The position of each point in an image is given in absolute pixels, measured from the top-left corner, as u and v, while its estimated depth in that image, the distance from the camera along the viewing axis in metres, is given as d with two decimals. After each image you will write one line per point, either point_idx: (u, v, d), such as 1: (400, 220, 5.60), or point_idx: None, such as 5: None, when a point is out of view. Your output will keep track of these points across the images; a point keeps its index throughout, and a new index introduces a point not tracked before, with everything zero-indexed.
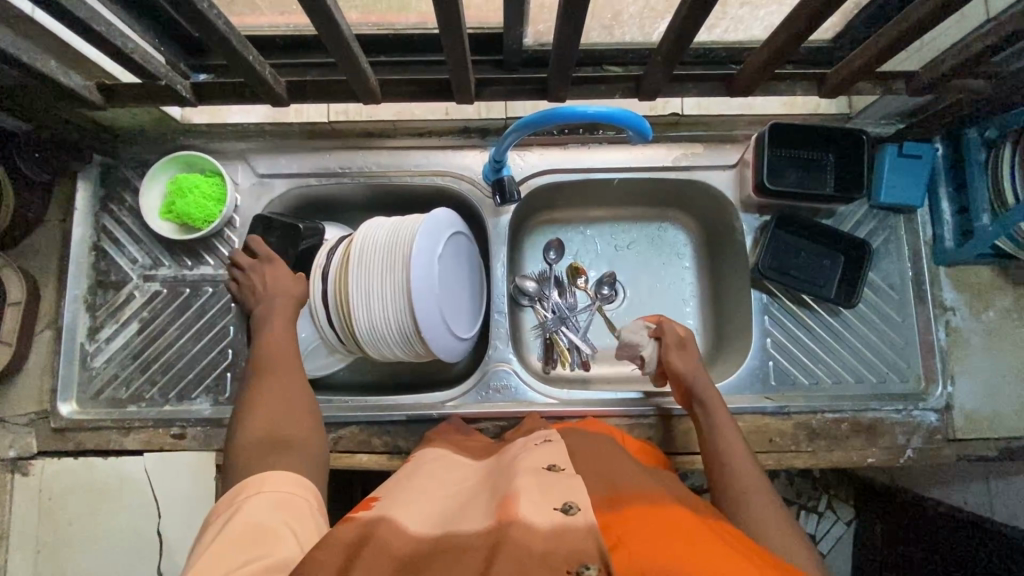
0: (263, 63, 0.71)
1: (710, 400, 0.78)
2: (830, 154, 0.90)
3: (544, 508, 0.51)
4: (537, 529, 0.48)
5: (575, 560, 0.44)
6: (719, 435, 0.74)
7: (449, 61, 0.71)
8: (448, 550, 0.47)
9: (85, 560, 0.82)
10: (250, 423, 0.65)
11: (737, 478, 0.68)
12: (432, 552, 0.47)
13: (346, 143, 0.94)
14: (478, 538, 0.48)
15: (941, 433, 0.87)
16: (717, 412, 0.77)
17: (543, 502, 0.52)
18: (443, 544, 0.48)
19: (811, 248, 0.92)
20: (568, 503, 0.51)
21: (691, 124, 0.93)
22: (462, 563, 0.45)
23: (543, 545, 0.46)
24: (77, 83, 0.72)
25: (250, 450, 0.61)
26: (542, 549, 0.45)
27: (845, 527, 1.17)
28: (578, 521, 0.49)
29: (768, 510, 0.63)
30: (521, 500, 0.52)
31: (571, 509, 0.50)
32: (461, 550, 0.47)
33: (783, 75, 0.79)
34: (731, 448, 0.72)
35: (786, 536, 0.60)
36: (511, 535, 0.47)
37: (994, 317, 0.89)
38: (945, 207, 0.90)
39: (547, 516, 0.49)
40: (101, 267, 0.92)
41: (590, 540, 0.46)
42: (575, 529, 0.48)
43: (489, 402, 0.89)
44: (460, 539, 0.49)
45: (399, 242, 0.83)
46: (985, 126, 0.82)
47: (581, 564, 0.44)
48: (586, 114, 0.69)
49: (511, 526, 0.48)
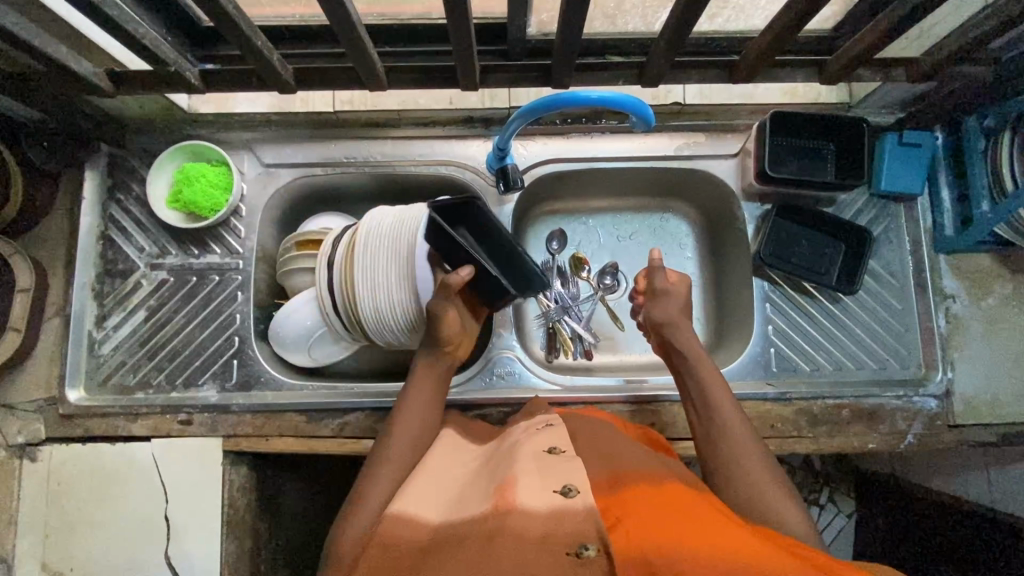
0: (271, 49, 0.72)
1: (699, 362, 0.74)
2: (831, 143, 0.91)
3: (543, 490, 0.52)
4: (535, 512, 0.50)
5: (574, 540, 0.47)
6: (711, 398, 0.71)
7: (454, 47, 0.71)
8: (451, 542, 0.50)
9: (94, 544, 0.83)
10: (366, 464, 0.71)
11: (733, 450, 0.67)
12: (441, 547, 0.51)
13: (351, 133, 0.95)
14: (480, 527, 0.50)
15: (941, 419, 0.88)
16: (706, 373, 0.73)
17: (543, 484, 0.53)
18: (450, 535, 0.52)
19: (812, 236, 0.93)
20: (567, 485, 0.53)
21: (692, 114, 0.95)
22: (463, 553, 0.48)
23: (542, 528, 0.48)
24: (87, 69, 0.73)
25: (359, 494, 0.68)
26: (541, 532, 0.48)
27: (846, 518, 1.18)
28: (577, 503, 0.50)
29: (766, 481, 0.64)
30: (520, 484, 0.53)
31: (570, 491, 0.52)
32: (464, 539, 0.51)
33: (783, 62, 0.80)
34: (725, 413, 0.69)
35: (787, 509, 0.62)
36: (510, 524, 0.49)
37: (993, 304, 0.90)
38: (945, 195, 0.91)
39: (546, 499, 0.51)
40: (108, 255, 0.92)
41: (589, 522, 0.48)
42: (573, 512, 0.49)
43: (493, 388, 0.90)
44: (464, 528, 0.52)
45: (403, 230, 0.83)
46: (984, 114, 0.82)
47: (580, 545, 0.47)
48: (588, 99, 0.70)
49: (511, 514, 0.50)
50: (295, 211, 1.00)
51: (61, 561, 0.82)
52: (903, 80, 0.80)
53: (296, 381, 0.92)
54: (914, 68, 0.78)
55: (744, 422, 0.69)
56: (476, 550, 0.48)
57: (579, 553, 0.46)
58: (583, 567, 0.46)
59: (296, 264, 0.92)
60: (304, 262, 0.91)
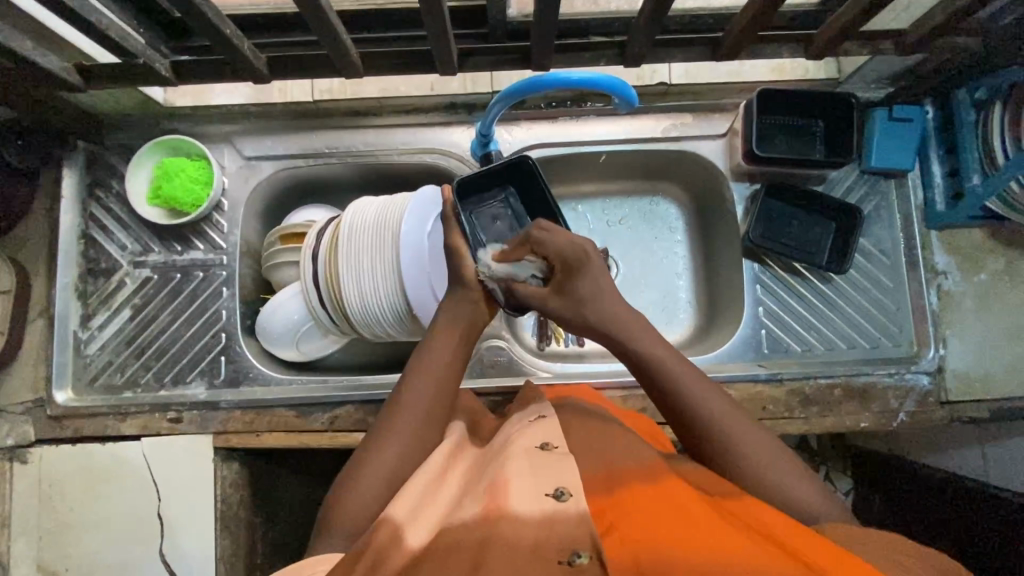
0: (241, 37, 0.70)
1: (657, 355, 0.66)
2: (820, 120, 0.90)
3: (534, 494, 0.52)
4: (527, 520, 0.49)
5: (567, 548, 0.47)
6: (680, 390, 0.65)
7: (429, 30, 0.70)
8: (441, 550, 0.48)
9: (89, 543, 0.83)
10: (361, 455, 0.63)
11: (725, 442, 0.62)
12: (433, 555, 0.48)
13: (331, 123, 0.94)
14: (469, 529, 0.50)
15: (934, 396, 0.87)
16: (670, 364, 0.66)
17: (534, 487, 0.53)
18: (438, 541, 0.50)
19: (801, 215, 0.92)
20: (560, 488, 0.52)
21: (679, 93, 0.92)
22: (451, 564, 0.46)
23: (533, 536, 0.48)
24: (55, 64, 0.71)
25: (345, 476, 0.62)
26: (532, 540, 0.47)
27: (844, 496, 1.17)
28: (570, 509, 0.50)
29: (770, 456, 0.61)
30: (512, 487, 0.52)
31: (563, 494, 0.51)
32: (456, 545, 0.48)
33: (767, 38, 0.79)
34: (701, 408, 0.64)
35: (794, 478, 0.60)
36: (500, 532, 0.48)
37: (985, 280, 0.89)
38: (936, 170, 0.90)
39: (537, 505, 0.51)
40: (90, 255, 0.91)
41: (582, 529, 0.48)
42: (567, 518, 0.49)
43: (485, 377, 0.91)
44: (458, 532, 0.50)
45: (389, 223, 0.82)
46: (976, 85, 0.80)
47: (573, 553, 0.46)
48: (568, 80, 0.69)
49: (503, 520, 0.49)
50: (278, 204, 0.99)
51: (55, 561, 0.82)
52: (892, 53, 0.79)
53: (285, 376, 0.91)
54: (902, 41, 0.77)
55: (723, 400, 0.65)
56: (466, 555, 0.47)
57: (572, 561, 0.46)
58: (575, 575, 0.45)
59: (281, 258, 0.91)
60: (289, 256, 0.91)
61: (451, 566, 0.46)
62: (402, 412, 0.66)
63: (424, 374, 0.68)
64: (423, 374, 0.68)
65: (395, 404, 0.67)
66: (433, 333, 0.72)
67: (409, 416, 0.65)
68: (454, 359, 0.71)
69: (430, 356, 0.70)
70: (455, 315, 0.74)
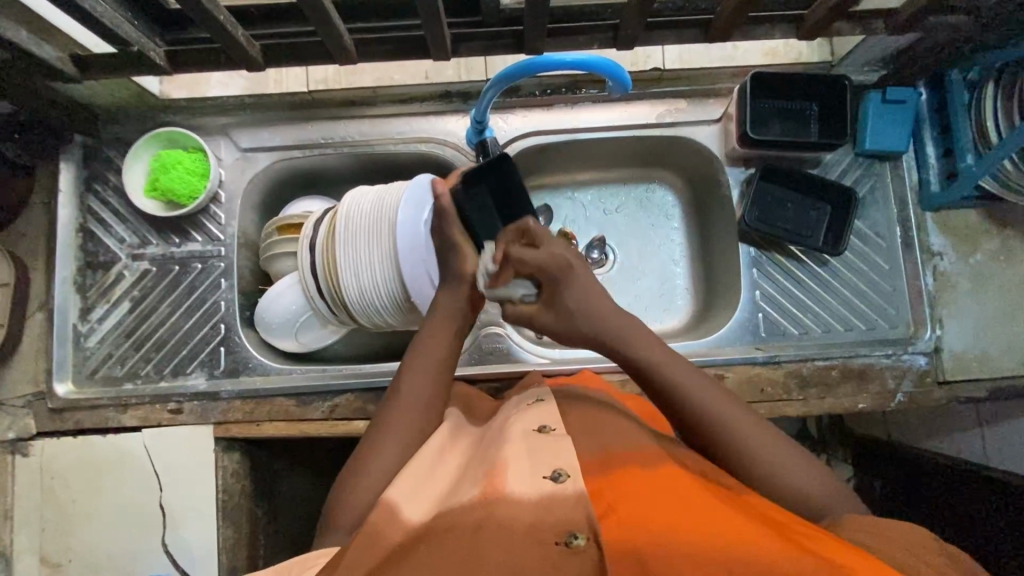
0: (236, 25, 0.71)
1: (658, 363, 0.64)
2: (814, 103, 0.90)
3: (532, 476, 0.52)
4: (524, 500, 0.49)
5: (564, 530, 0.47)
6: (680, 390, 0.63)
7: (422, 14, 0.70)
8: (438, 533, 0.48)
9: (92, 534, 0.83)
10: (360, 455, 0.63)
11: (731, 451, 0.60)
12: (426, 539, 0.48)
13: (327, 113, 0.94)
14: (465, 510, 0.50)
15: (931, 376, 0.88)
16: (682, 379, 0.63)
17: (532, 470, 0.52)
18: (434, 520, 0.50)
19: (798, 199, 0.92)
20: (557, 470, 0.52)
21: (673, 79, 0.93)
22: (447, 549, 0.47)
23: (531, 517, 0.48)
24: (50, 54, 0.72)
25: (345, 476, 0.62)
26: (529, 521, 0.48)
27: (844, 483, 1.18)
28: (567, 489, 0.50)
29: (770, 449, 0.60)
30: (510, 468, 0.52)
31: (561, 475, 0.51)
32: (453, 526, 0.49)
33: (759, 18, 0.79)
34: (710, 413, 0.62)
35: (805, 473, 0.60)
36: (499, 514, 0.48)
37: (981, 260, 0.89)
38: (930, 152, 0.90)
39: (535, 486, 0.51)
40: (88, 248, 0.91)
41: (579, 509, 0.48)
42: (564, 498, 0.49)
43: (483, 364, 0.91)
44: (454, 513, 0.50)
45: (385, 212, 0.82)
46: (968, 67, 0.81)
47: (570, 534, 0.47)
48: (562, 62, 0.69)
49: (500, 502, 0.49)
50: (276, 196, 0.99)
51: (58, 553, 0.83)
52: (884, 33, 0.79)
53: (285, 366, 0.91)
54: (893, 20, 0.77)
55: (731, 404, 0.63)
56: (462, 539, 0.47)
57: (568, 542, 0.46)
58: (571, 556, 0.46)
59: (280, 248, 0.91)
60: (287, 246, 0.91)
61: (450, 551, 0.47)
62: (399, 409, 0.66)
63: (413, 371, 0.68)
64: (413, 378, 0.68)
65: (389, 407, 0.66)
66: (423, 336, 0.71)
67: (403, 413, 0.66)
68: (444, 358, 0.70)
69: (419, 355, 0.70)
70: (444, 312, 0.73)
